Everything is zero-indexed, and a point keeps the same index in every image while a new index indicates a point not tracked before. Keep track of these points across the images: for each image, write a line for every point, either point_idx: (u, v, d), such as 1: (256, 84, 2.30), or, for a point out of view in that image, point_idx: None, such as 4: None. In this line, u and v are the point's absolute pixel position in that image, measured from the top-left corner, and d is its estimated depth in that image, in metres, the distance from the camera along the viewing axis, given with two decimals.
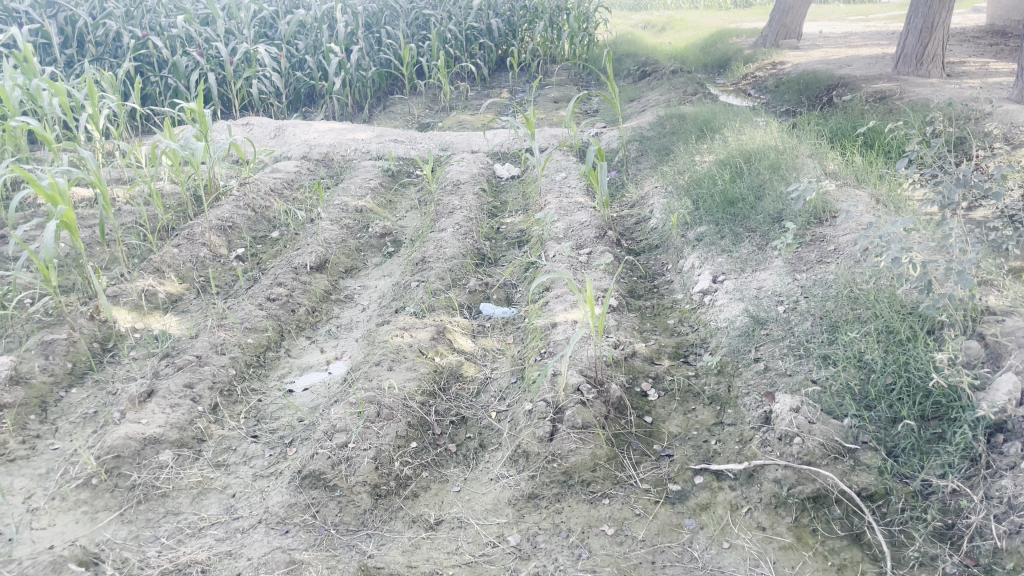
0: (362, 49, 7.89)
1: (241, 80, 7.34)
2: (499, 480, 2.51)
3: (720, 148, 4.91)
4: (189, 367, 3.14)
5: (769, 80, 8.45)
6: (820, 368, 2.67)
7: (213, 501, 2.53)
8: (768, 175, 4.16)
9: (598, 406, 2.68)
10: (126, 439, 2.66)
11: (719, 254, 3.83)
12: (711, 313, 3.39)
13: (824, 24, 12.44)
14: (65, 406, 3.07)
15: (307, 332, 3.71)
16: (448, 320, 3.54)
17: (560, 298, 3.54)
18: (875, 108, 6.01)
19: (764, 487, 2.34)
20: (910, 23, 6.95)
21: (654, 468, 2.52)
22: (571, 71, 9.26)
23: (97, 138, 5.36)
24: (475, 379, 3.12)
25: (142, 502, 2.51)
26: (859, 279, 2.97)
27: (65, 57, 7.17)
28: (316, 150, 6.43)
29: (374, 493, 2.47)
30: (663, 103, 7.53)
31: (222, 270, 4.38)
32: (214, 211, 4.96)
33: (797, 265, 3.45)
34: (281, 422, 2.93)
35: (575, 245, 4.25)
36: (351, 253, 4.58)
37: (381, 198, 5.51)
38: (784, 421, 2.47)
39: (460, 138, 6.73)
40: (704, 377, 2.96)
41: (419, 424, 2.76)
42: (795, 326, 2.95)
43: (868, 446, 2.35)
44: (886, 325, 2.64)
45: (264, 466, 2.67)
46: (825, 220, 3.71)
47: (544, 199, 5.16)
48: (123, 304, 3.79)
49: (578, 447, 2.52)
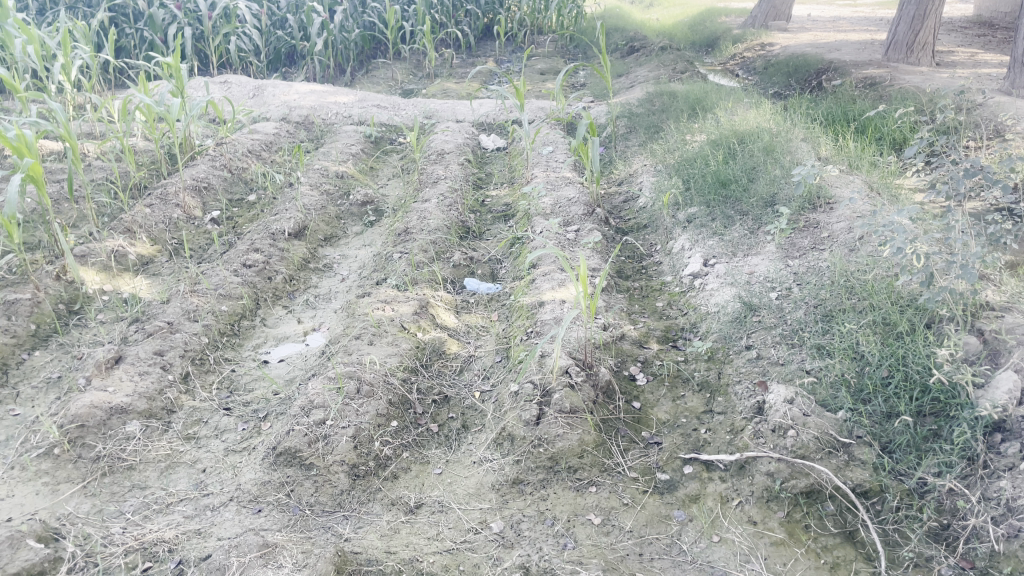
0: (345, 10, 7.68)
1: (220, 36, 7.12)
2: (482, 464, 2.43)
3: (711, 128, 4.82)
4: (160, 335, 3.01)
5: (758, 61, 8.35)
6: (813, 358, 2.60)
7: (182, 475, 2.42)
8: (761, 158, 4.07)
9: (586, 390, 2.59)
10: (91, 407, 2.53)
11: (710, 237, 3.75)
12: (702, 297, 3.31)
13: (814, 7, 12.34)
14: (27, 370, 2.93)
15: (284, 301, 3.58)
16: (432, 294, 3.44)
17: (548, 276, 3.45)
18: (866, 94, 5.95)
19: (755, 480, 2.28)
20: (902, 10, 6.87)
21: (642, 456, 2.45)
22: (559, 43, 9.10)
23: (68, 89, 5.16)
24: (458, 357, 3.03)
25: (106, 475, 2.39)
26: (854, 268, 2.90)
27: (37, 4, 6.91)
28: (296, 112, 6.25)
29: (352, 473, 2.37)
30: (652, 79, 7.40)
31: (196, 233, 4.22)
32: (189, 171, 4.79)
33: (789, 251, 3.38)
34: (254, 394, 2.82)
35: (563, 222, 4.16)
36: (332, 221, 4.44)
37: (362, 164, 5.36)
38: (778, 413, 2.40)
39: (445, 106, 6.58)
40: (694, 363, 2.88)
41: (401, 402, 2.66)
42: (788, 313, 2.88)
43: (863, 441, 2.29)
44: (884, 317, 2.57)
45: (237, 441, 2.55)
46: (820, 206, 3.63)
47: (531, 173, 5.06)
48: (91, 264, 3.64)
49: (566, 432, 2.44)
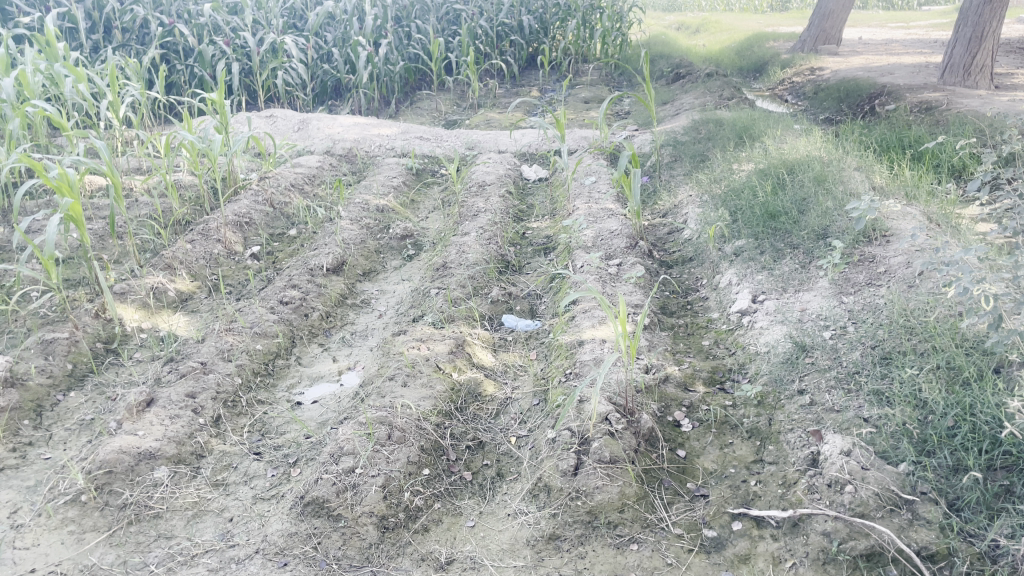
0: (390, 43, 7.71)
1: (268, 71, 7.20)
2: (517, 517, 2.31)
3: (760, 156, 4.67)
4: (193, 375, 2.97)
5: (807, 86, 8.16)
6: (872, 405, 2.44)
7: (208, 524, 2.35)
8: (812, 188, 3.89)
9: (628, 438, 2.48)
10: (119, 453, 2.49)
11: (759, 271, 3.60)
12: (750, 336, 3.15)
13: (866, 31, 12.06)
14: (61, 412, 2.90)
15: (319, 338, 3.52)
16: (469, 332, 3.35)
17: (588, 314, 3.34)
18: (921, 119, 5.72)
19: (810, 540, 2.12)
20: (958, 32, 6.63)
21: (688, 510, 2.30)
22: (602, 71, 9.03)
23: (117, 126, 5.23)
24: (495, 399, 2.93)
25: (132, 524, 2.33)
26: (915, 307, 2.72)
27: (91, 43, 7.07)
28: (340, 144, 6.27)
29: (381, 525, 2.28)
30: (698, 107, 7.27)
31: (236, 268, 4.21)
32: (231, 206, 4.80)
33: (844, 287, 3.20)
34: (285, 438, 2.75)
35: (604, 255, 4.05)
36: (371, 255, 4.40)
37: (404, 197, 5.32)
38: (834, 466, 2.26)
39: (488, 137, 6.53)
40: (743, 408, 2.73)
41: (433, 449, 2.58)
42: (844, 355, 2.71)
43: (928, 498, 2.12)
44: (949, 361, 2.39)
45: (266, 488, 2.48)
46: (876, 239, 3.42)
47: (572, 205, 4.96)
48: (130, 302, 3.63)
49: (605, 485, 2.32)
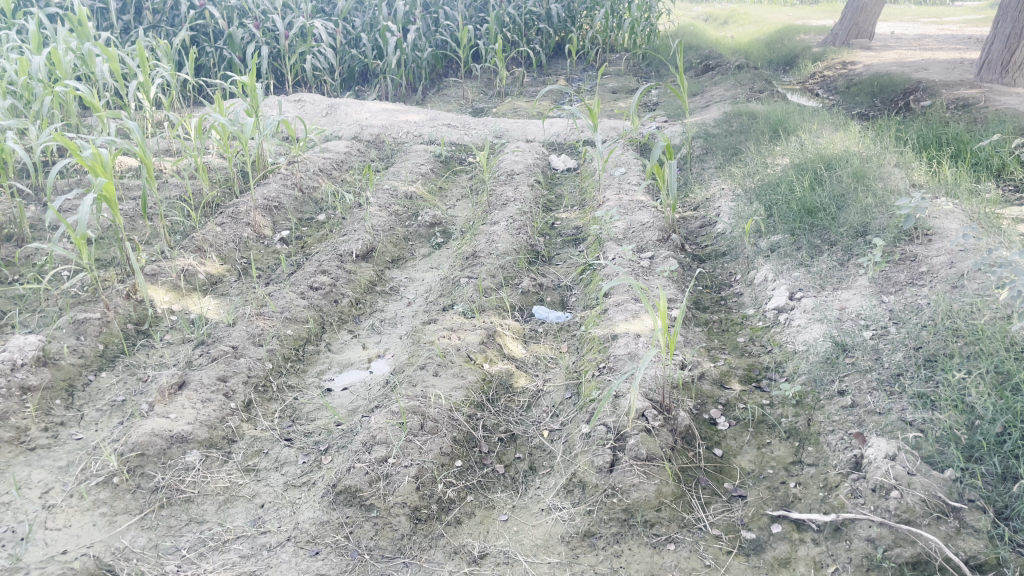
0: (419, 29, 7.67)
1: (296, 55, 7.18)
2: (552, 513, 2.28)
3: (795, 151, 4.58)
4: (224, 359, 2.96)
5: (839, 81, 8.03)
6: (916, 408, 2.38)
7: (240, 510, 2.33)
8: (851, 184, 3.81)
9: (664, 436, 2.44)
10: (151, 436, 2.48)
11: (795, 268, 3.53)
12: (788, 333, 3.09)
13: (899, 25, 11.85)
14: (92, 392, 2.90)
15: (349, 325, 3.50)
16: (499, 323, 3.32)
17: (621, 307, 3.29)
18: (958, 116, 5.59)
19: (854, 546, 2.07)
20: (997, 28, 6.45)
21: (725, 511, 2.27)
22: (630, 61, 8.93)
23: (147, 107, 5.23)
24: (526, 392, 2.89)
25: (164, 507, 2.32)
26: (960, 309, 2.64)
27: (122, 24, 7.07)
28: (368, 130, 6.24)
29: (413, 517, 2.25)
30: (729, 99, 7.16)
31: (265, 252, 4.19)
32: (261, 190, 4.79)
33: (884, 286, 3.12)
34: (316, 424, 2.73)
35: (636, 248, 3.99)
36: (399, 242, 4.36)
37: (432, 185, 5.29)
38: (879, 470, 2.22)
39: (516, 125, 6.47)
40: (781, 408, 2.68)
41: (466, 440, 2.55)
42: (885, 356, 2.65)
43: (976, 506, 2.06)
44: (999, 365, 2.30)
45: (297, 475, 2.46)
46: (918, 239, 3.33)
47: (602, 195, 4.90)
48: (161, 284, 3.63)
49: (642, 483, 2.28)
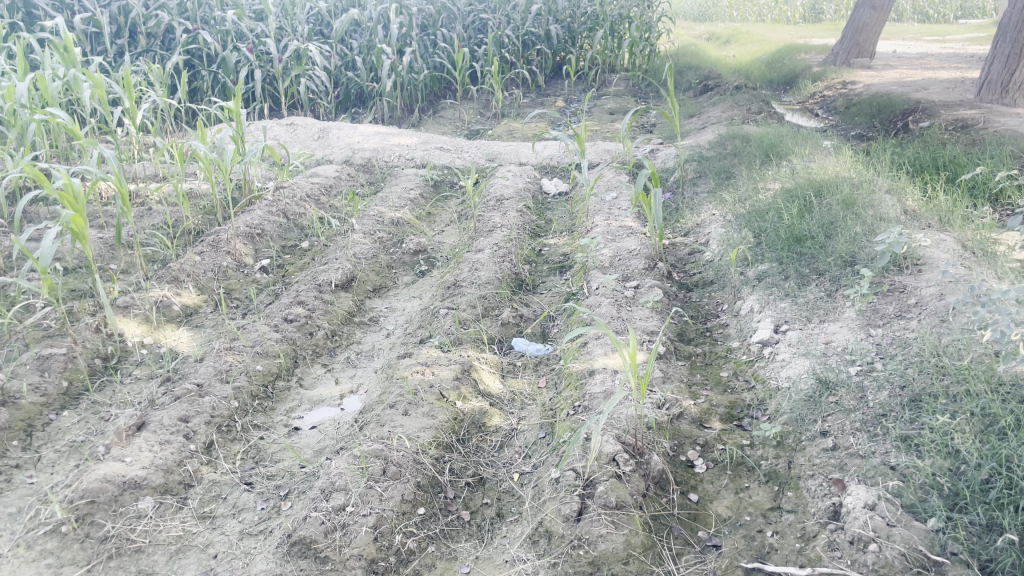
0: (414, 51, 7.62)
1: (290, 78, 7.14)
2: (515, 565, 2.18)
3: (786, 177, 4.48)
4: (188, 397, 2.87)
5: (839, 101, 7.94)
6: (899, 452, 2.27)
7: (192, 561, 2.23)
8: (840, 212, 3.71)
9: (635, 482, 2.35)
10: (103, 482, 2.39)
11: (782, 298, 3.43)
12: (771, 368, 2.98)
13: (901, 44, 11.78)
14: (52, 432, 2.82)
15: (323, 359, 3.41)
16: (476, 356, 3.22)
17: (600, 340, 3.20)
18: (956, 138, 5.50)
19: None
20: (996, 48, 6.36)
21: (697, 562, 2.16)
22: (629, 82, 8.87)
23: (133, 134, 5.17)
24: (499, 431, 2.79)
25: (112, 558, 2.23)
26: (948, 345, 2.52)
27: (115, 48, 7.03)
28: (359, 154, 6.18)
29: (369, 569, 2.15)
30: (724, 121, 7.08)
31: (244, 281, 4.11)
32: (244, 216, 4.71)
33: (871, 319, 3.01)
34: (279, 467, 2.64)
35: (621, 277, 3.89)
36: (381, 270, 4.28)
37: (420, 210, 5.21)
38: (858, 522, 2.11)
39: (508, 148, 6.40)
40: (761, 449, 2.58)
41: (431, 485, 2.46)
42: (870, 395, 2.54)
43: (959, 559, 1.95)
44: (985, 408, 2.19)
45: (254, 522, 2.37)
46: (907, 269, 3.22)
47: (591, 221, 4.81)
48: (133, 316, 3.54)
49: (609, 533, 2.18)
